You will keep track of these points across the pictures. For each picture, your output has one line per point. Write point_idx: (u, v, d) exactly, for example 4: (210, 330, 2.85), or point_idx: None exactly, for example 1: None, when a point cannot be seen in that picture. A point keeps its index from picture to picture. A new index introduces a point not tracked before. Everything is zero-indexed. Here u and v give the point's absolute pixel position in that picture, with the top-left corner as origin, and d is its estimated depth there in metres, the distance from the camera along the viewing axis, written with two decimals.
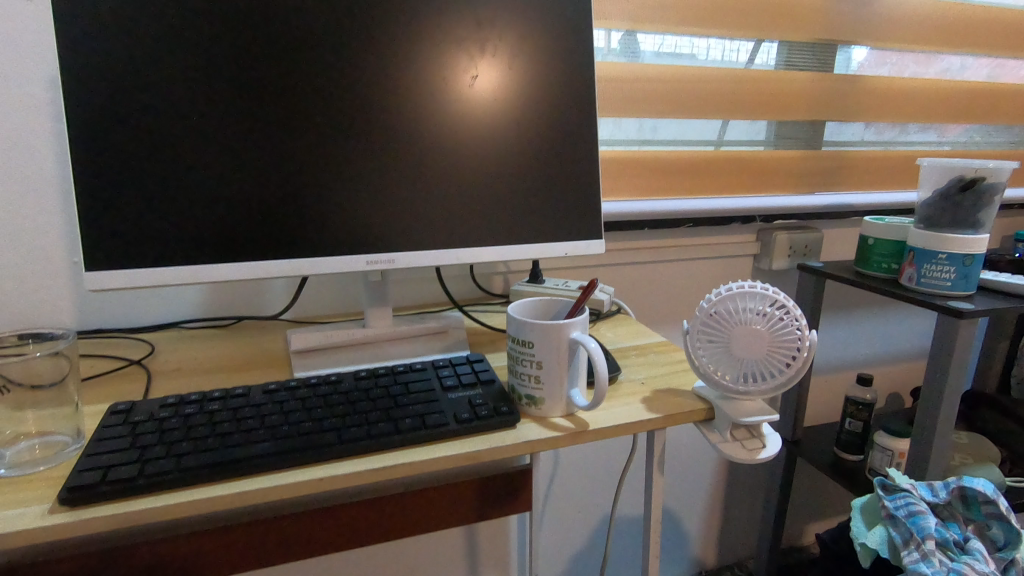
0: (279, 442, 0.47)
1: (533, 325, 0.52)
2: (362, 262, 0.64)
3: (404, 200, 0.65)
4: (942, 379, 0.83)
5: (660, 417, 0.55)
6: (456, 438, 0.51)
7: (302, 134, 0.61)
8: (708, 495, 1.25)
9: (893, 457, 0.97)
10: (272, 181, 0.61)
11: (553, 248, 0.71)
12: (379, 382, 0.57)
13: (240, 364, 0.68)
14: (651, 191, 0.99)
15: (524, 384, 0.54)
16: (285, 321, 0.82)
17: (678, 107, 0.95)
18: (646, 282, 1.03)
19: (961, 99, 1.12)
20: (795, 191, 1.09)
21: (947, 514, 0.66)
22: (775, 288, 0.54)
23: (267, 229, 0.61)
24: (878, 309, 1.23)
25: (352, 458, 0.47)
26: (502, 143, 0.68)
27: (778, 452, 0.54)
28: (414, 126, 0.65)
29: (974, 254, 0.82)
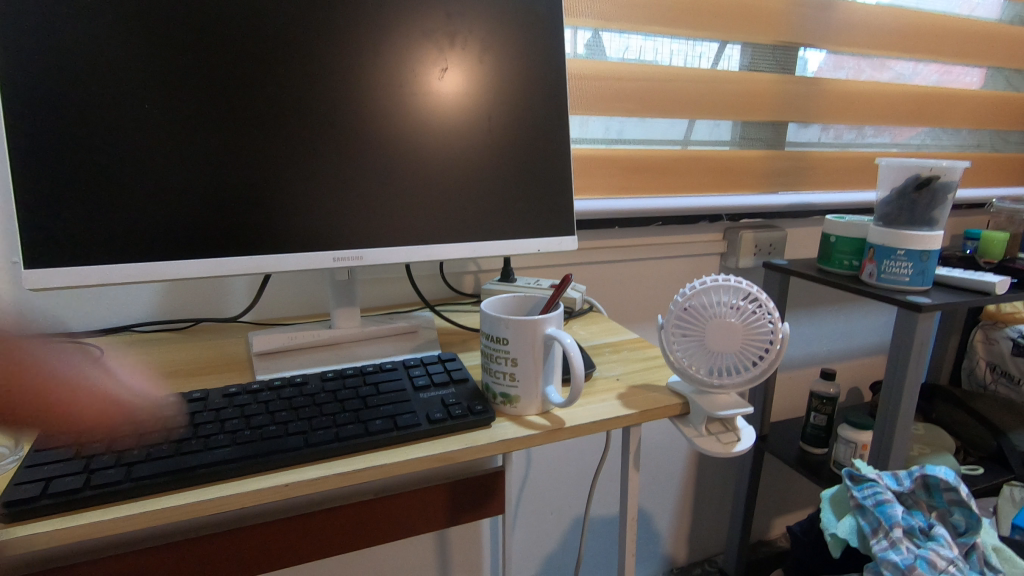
0: (241, 447, 0.44)
1: (507, 321, 0.51)
2: (328, 259, 0.61)
3: (372, 195, 0.63)
4: (902, 373, 0.85)
5: (636, 413, 0.54)
6: (430, 438, 0.49)
7: (266, 126, 0.59)
8: (679, 492, 1.26)
9: (857, 449, 0.99)
10: (236, 176, 0.58)
11: (525, 245, 0.70)
12: (348, 382, 0.54)
13: (198, 368, 0.65)
14: (621, 190, 0.99)
15: (499, 382, 0.53)
16: (246, 322, 0.78)
17: (645, 108, 0.95)
18: (616, 281, 1.03)
19: (914, 103, 1.17)
20: (760, 190, 1.11)
21: (911, 502, 0.67)
22: (748, 281, 0.54)
23: (229, 225, 0.58)
24: (839, 305, 1.27)
25: (320, 462, 0.45)
26: (473, 140, 0.67)
27: (752, 445, 0.54)
28: (383, 120, 0.63)
29: (931, 250, 0.85)
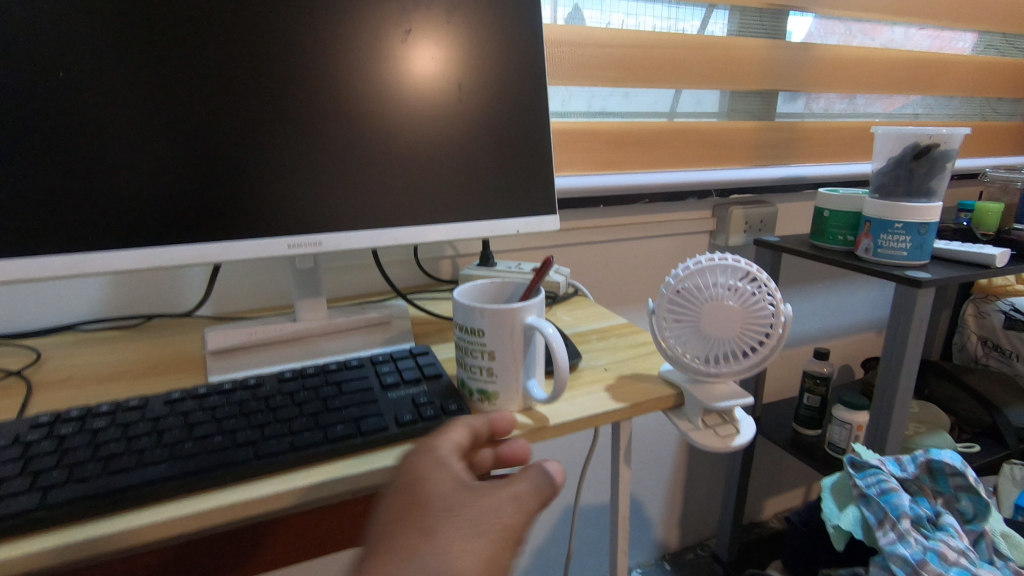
0: (181, 463, 0.39)
1: (482, 310, 0.46)
2: (284, 245, 0.55)
3: (331, 174, 0.57)
4: (900, 351, 0.82)
5: (627, 407, 0.50)
6: (400, 443, 0.44)
7: (206, 96, 0.52)
8: (671, 477, 1.23)
9: (852, 430, 0.96)
10: (175, 155, 0.52)
11: (503, 225, 0.64)
12: (308, 383, 0.49)
13: (147, 369, 0.59)
14: (605, 165, 0.93)
15: (475, 377, 0.48)
16: (204, 317, 0.72)
17: (630, 78, 0.90)
18: (602, 263, 0.98)
19: (907, 70, 1.13)
20: (750, 164, 1.06)
21: (916, 488, 0.63)
22: (746, 260, 0.49)
23: (169, 210, 0.52)
24: (829, 282, 1.24)
25: (272, 476, 0.40)
26: (443, 112, 0.61)
27: (753, 438, 0.50)
28: (341, 90, 0.56)
29: (929, 223, 0.81)
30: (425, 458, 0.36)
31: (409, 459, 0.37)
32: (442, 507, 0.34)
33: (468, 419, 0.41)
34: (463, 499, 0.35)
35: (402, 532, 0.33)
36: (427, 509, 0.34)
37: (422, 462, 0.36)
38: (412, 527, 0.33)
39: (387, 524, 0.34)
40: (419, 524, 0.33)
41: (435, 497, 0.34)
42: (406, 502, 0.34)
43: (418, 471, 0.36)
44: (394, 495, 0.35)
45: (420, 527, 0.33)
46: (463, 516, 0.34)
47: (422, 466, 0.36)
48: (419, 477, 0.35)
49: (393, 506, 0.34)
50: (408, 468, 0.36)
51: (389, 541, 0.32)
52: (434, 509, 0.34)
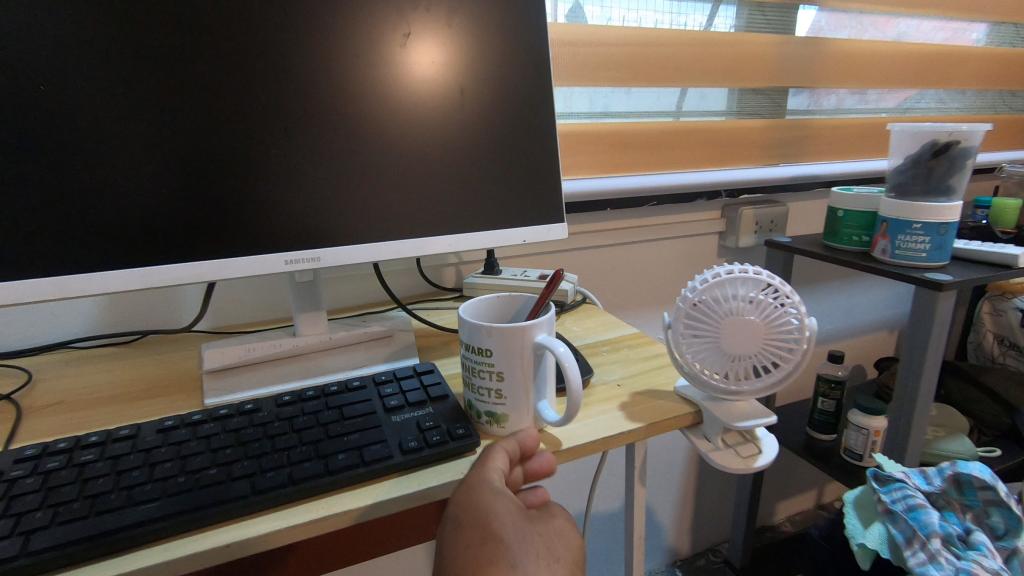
0: (173, 500, 0.37)
1: (490, 329, 0.43)
2: (280, 261, 0.53)
3: (329, 185, 0.55)
4: (920, 356, 0.79)
5: (643, 427, 0.47)
6: (405, 472, 0.42)
7: (194, 107, 0.50)
8: (682, 483, 1.20)
9: (869, 436, 0.92)
10: (164, 169, 0.50)
11: (509, 235, 0.62)
12: (307, 407, 0.47)
13: (143, 390, 0.57)
14: (610, 167, 0.91)
15: (483, 399, 0.46)
16: (202, 332, 0.70)
17: (634, 77, 0.87)
18: (609, 267, 0.96)
19: (919, 63, 1.10)
20: (760, 163, 1.03)
21: (942, 502, 0.61)
22: (767, 271, 0.47)
23: (158, 227, 0.50)
24: (841, 282, 1.21)
25: (270, 512, 0.38)
26: (444, 118, 0.58)
27: (776, 458, 0.47)
28: (336, 98, 0.54)
29: (949, 223, 0.78)
30: (484, 492, 0.37)
31: (466, 491, 0.38)
32: (512, 539, 0.37)
33: (492, 446, 0.41)
34: (524, 528, 0.38)
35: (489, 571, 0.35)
36: (502, 542, 0.37)
37: (482, 495, 0.37)
38: (494, 564, 0.36)
39: (465, 562, 0.36)
40: (501, 561, 0.36)
41: (506, 531, 0.37)
42: (480, 538, 0.36)
43: (483, 506, 0.37)
44: (462, 530, 0.37)
45: (504, 562, 0.36)
46: (533, 543, 0.38)
47: (488, 501, 0.37)
48: (486, 514, 0.37)
49: (463, 540, 0.37)
50: (470, 503, 0.37)
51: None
52: (506, 543, 0.37)
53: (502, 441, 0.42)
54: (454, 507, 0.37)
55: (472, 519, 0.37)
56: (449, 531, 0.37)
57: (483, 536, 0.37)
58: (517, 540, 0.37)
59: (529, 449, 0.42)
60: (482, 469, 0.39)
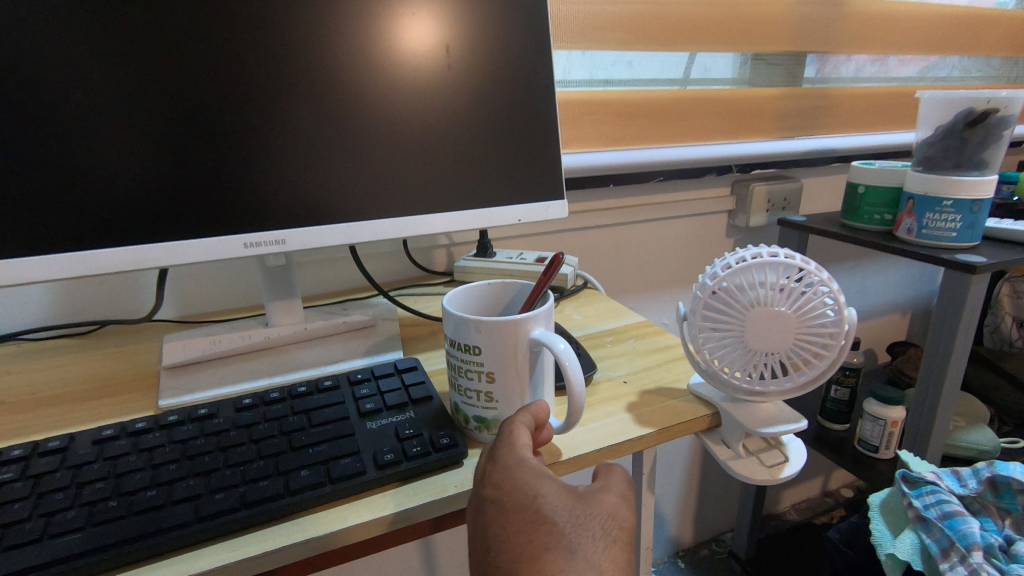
0: (99, 531, 0.31)
1: (478, 323, 0.37)
2: (239, 244, 0.46)
3: (296, 157, 0.48)
4: (948, 343, 0.73)
5: (654, 433, 0.41)
6: (379, 490, 0.36)
7: (132, 66, 0.43)
8: (686, 473, 1.16)
9: (886, 427, 0.87)
10: (98, 139, 0.43)
11: (502, 214, 0.55)
12: (270, 413, 0.41)
13: (91, 386, 0.50)
14: (615, 140, 0.83)
15: (471, 403, 0.40)
16: (166, 321, 0.64)
17: (642, 39, 0.79)
18: (611, 248, 0.89)
19: (948, 27, 1.01)
20: (775, 136, 0.96)
21: (978, 506, 0.57)
22: (800, 254, 0.40)
23: (93, 206, 0.43)
24: (854, 262, 1.15)
25: (217, 542, 0.32)
26: (428, 80, 0.51)
27: (805, 467, 0.42)
28: (301, 57, 0.47)
29: (983, 200, 0.71)
30: (526, 474, 0.34)
31: (505, 474, 0.33)
32: (564, 521, 0.32)
33: (509, 420, 0.36)
34: (577, 508, 0.33)
35: (544, 557, 0.31)
36: (554, 527, 0.32)
37: (524, 476, 0.34)
38: (551, 550, 0.31)
39: (515, 550, 0.31)
40: (557, 546, 0.31)
41: (556, 513, 0.33)
42: (528, 523, 0.32)
43: (526, 487, 0.33)
44: (508, 513, 0.32)
45: (560, 549, 0.31)
46: (589, 524, 0.33)
47: (532, 483, 0.33)
48: (531, 495, 0.33)
49: (512, 524, 0.32)
50: (511, 486, 0.33)
51: (535, 566, 0.30)
52: (558, 525, 0.32)
53: (515, 415, 0.37)
54: (493, 491, 0.33)
55: (515, 501, 0.33)
56: (489, 520, 0.32)
57: (531, 521, 0.32)
58: (572, 523, 0.33)
59: (542, 423, 0.37)
60: (515, 447, 0.34)
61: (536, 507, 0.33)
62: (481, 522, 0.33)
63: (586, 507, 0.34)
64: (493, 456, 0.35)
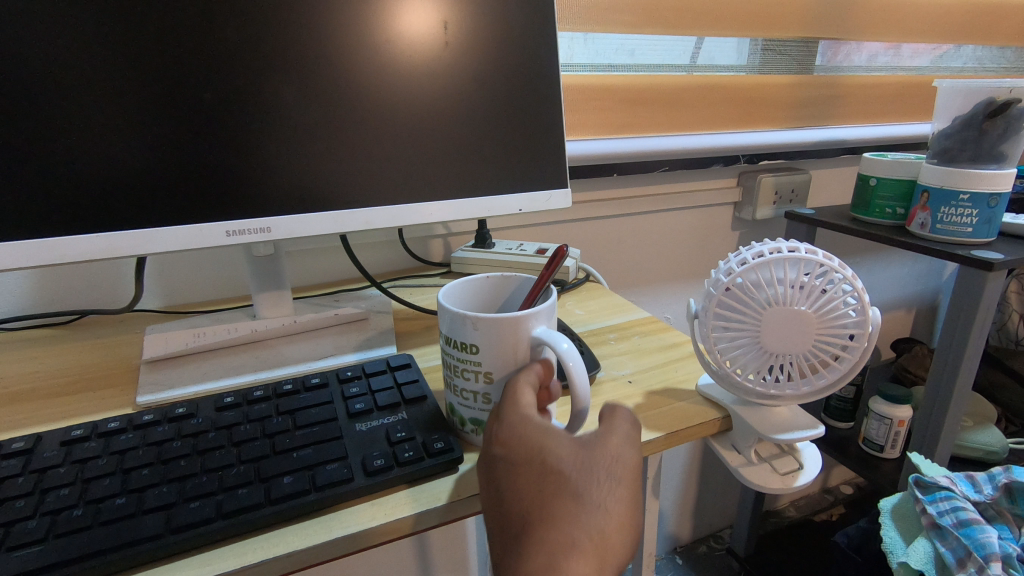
0: (60, 544, 0.28)
1: (476, 320, 0.34)
2: (222, 232, 0.43)
3: (284, 141, 0.45)
4: (961, 341, 0.71)
5: (662, 437, 0.39)
6: (367, 498, 0.33)
7: (103, 41, 0.40)
8: (685, 469, 1.14)
9: (893, 426, 0.85)
10: (67, 119, 0.40)
11: (502, 202, 0.52)
12: (253, 413, 0.38)
13: (66, 381, 0.48)
14: (620, 127, 0.80)
15: (466, 404, 0.37)
16: (150, 312, 0.61)
17: (651, 21, 0.76)
18: (613, 240, 0.86)
19: (965, 15, 0.98)
20: (785, 125, 0.93)
21: (993, 512, 0.56)
22: (821, 250, 0.38)
23: (62, 190, 0.40)
24: (861, 257, 1.12)
25: (189, 556, 0.29)
26: (425, 58, 0.48)
27: (820, 476, 0.40)
28: (288, 33, 0.44)
29: (1001, 194, 0.68)
30: (531, 428, 0.32)
31: (510, 431, 0.32)
32: (571, 468, 0.31)
33: (513, 379, 0.34)
34: (583, 452, 0.31)
35: (553, 509, 0.29)
36: (559, 475, 0.30)
37: (530, 430, 0.31)
38: (559, 498, 0.30)
39: (524, 502, 0.30)
40: (564, 494, 0.30)
41: (563, 462, 0.31)
42: (536, 476, 0.30)
43: (532, 441, 0.31)
44: (515, 467, 0.31)
45: (568, 499, 0.30)
46: (596, 467, 0.31)
47: (537, 436, 0.31)
48: (538, 448, 0.31)
49: (521, 479, 0.30)
50: (517, 442, 0.31)
51: (543, 517, 0.29)
52: (566, 474, 0.30)
53: (519, 374, 0.34)
54: (501, 449, 0.31)
55: (521, 456, 0.31)
56: (498, 476, 0.31)
57: (539, 474, 0.30)
58: (579, 470, 0.31)
59: (545, 384, 0.36)
60: (519, 406, 0.33)
61: (543, 460, 0.31)
62: (490, 479, 0.31)
63: (592, 450, 0.32)
64: (497, 414, 0.33)
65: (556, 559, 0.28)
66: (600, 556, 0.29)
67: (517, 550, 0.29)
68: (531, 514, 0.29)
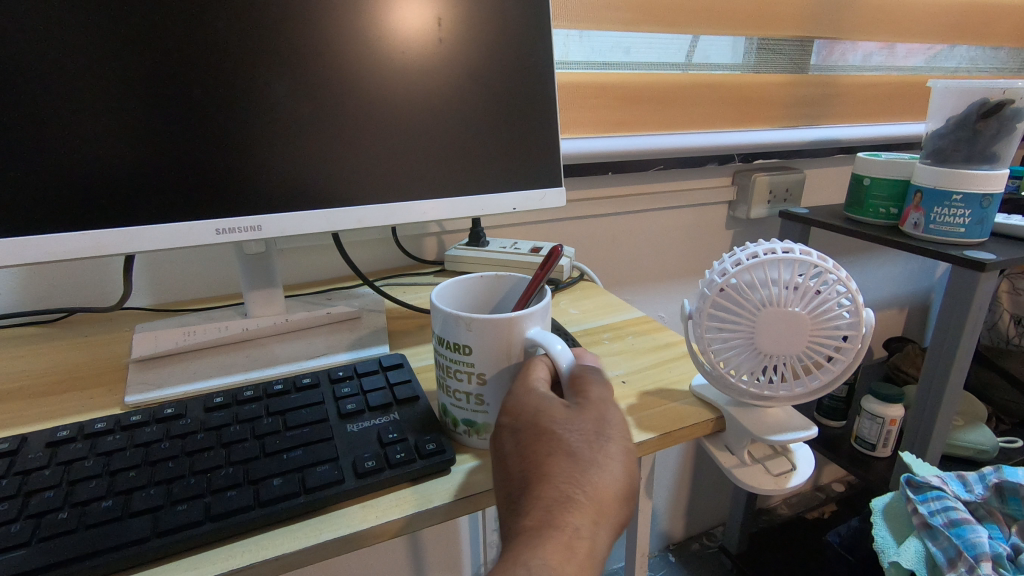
0: (43, 548, 0.28)
1: (468, 321, 0.34)
2: (211, 231, 0.43)
3: (274, 137, 0.44)
4: (954, 340, 0.71)
5: (656, 438, 0.38)
6: (359, 500, 0.33)
7: (90, 35, 0.39)
8: (679, 467, 1.14)
9: (884, 425, 0.85)
10: (53, 114, 0.39)
11: (497, 201, 0.52)
12: (242, 414, 0.38)
13: (52, 381, 0.47)
14: (616, 126, 0.80)
15: (460, 405, 0.37)
16: (138, 310, 0.60)
17: (646, 18, 0.76)
18: (608, 239, 0.86)
19: (960, 16, 0.98)
20: (780, 125, 0.93)
21: (984, 512, 0.56)
22: (816, 251, 0.38)
23: (47, 186, 0.39)
24: (854, 256, 1.13)
25: (176, 559, 0.29)
26: (417, 54, 0.47)
27: (813, 476, 0.40)
28: (278, 28, 0.43)
29: (994, 194, 0.69)
30: (529, 395, 0.33)
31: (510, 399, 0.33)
32: (564, 428, 0.32)
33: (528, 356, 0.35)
34: (574, 413, 0.32)
35: (546, 466, 0.30)
36: (552, 434, 0.31)
37: (526, 396, 0.33)
38: (552, 456, 0.31)
39: (523, 463, 0.31)
40: (557, 452, 0.31)
41: (558, 423, 0.32)
42: (534, 438, 0.31)
43: (529, 405, 0.32)
44: (514, 433, 0.32)
45: (560, 457, 0.31)
46: (589, 426, 0.32)
47: (533, 400, 0.32)
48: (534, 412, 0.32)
49: (519, 442, 0.32)
50: (518, 409, 0.32)
51: (539, 474, 0.30)
52: (558, 434, 0.31)
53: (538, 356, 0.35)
54: (506, 417, 0.33)
55: (521, 422, 0.32)
56: (504, 442, 0.32)
57: (536, 437, 0.31)
58: (570, 429, 0.32)
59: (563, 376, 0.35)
60: (530, 378, 0.34)
61: (540, 423, 0.32)
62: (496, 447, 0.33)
63: (585, 410, 0.33)
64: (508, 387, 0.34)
65: (551, 514, 0.29)
66: (596, 510, 0.29)
67: (515, 510, 0.30)
68: (528, 473, 0.30)
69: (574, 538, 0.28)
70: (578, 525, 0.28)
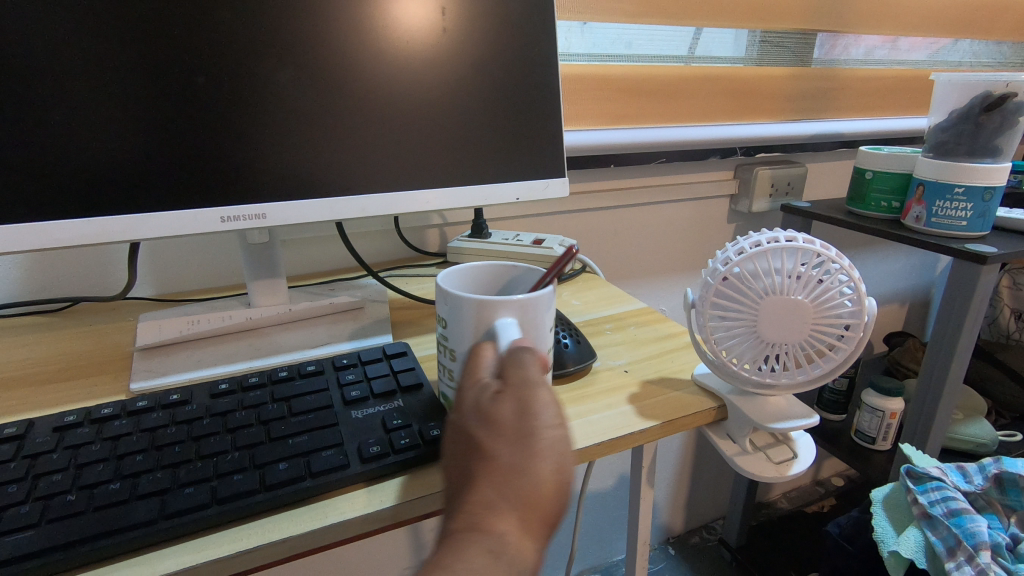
0: (51, 529, 0.28)
1: (446, 296, 0.35)
2: (217, 218, 0.43)
3: (280, 126, 0.44)
4: (954, 334, 0.71)
5: (659, 426, 0.39)
6: (362, 485, 0.33)
7: (98, 22, 0.39)
8: (679, 460, 1.14)
9: (884, 418, 0.85)
10: (60, 102, 0.39)
11: (500, 191, 0.52)
12: (248, 400, 0.38)
13: (59, 369, 0.47)
14: (618, 118, 0.80)
15: (443, 379, 0.38)
16: (143, 300, 0.61)
17: (650, 10, 0.75)
18: (610, 231, 0.86)
19: (964, 9, 0.98)
20: (783, 118, 0.93)
21: (982, 503, 0.57)
22: (818, 240, 0.38)
23: (55, 173, 0.40)
24: (855, 250, 1.13)
25: (181, 542, 0.29)
26: (424, 44, 0.47)
27: (814, 465, 0.40)
28: (285, 18, 0.43)
29: (996, 188, 0.69)
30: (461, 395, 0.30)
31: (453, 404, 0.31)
32: (491, 423, 0.28)
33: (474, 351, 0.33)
34: (503, 404, 0.29)
35: (471, 471, 0.27)
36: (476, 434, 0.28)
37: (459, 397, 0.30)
38: (474, 459, 0.28)
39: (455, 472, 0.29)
40: (479, 452, 0.28)
41: (476, 420, 0.28)
42: (462, 441, 0.29)
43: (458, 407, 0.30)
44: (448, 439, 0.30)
45: (483, 455, 0.27)
46: (505, 416, 0.28)
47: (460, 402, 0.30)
48: (462, 414, 0.30)
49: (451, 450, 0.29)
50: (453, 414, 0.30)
51: (465, 481, 0.27)
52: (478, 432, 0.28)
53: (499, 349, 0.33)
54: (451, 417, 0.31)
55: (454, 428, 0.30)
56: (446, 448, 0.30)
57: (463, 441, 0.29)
58: (488, 423, 0.28)
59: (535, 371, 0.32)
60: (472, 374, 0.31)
61: (463, 425, 0.29)
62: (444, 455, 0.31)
63: (512, 398, 0.29)
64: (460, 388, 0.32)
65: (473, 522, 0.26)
66: (523, 509, 0.26)
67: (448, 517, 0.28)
68: (458, 481, 0.28)
69: (498, 544, 0.25)
70: (502, 530, 0.25)
